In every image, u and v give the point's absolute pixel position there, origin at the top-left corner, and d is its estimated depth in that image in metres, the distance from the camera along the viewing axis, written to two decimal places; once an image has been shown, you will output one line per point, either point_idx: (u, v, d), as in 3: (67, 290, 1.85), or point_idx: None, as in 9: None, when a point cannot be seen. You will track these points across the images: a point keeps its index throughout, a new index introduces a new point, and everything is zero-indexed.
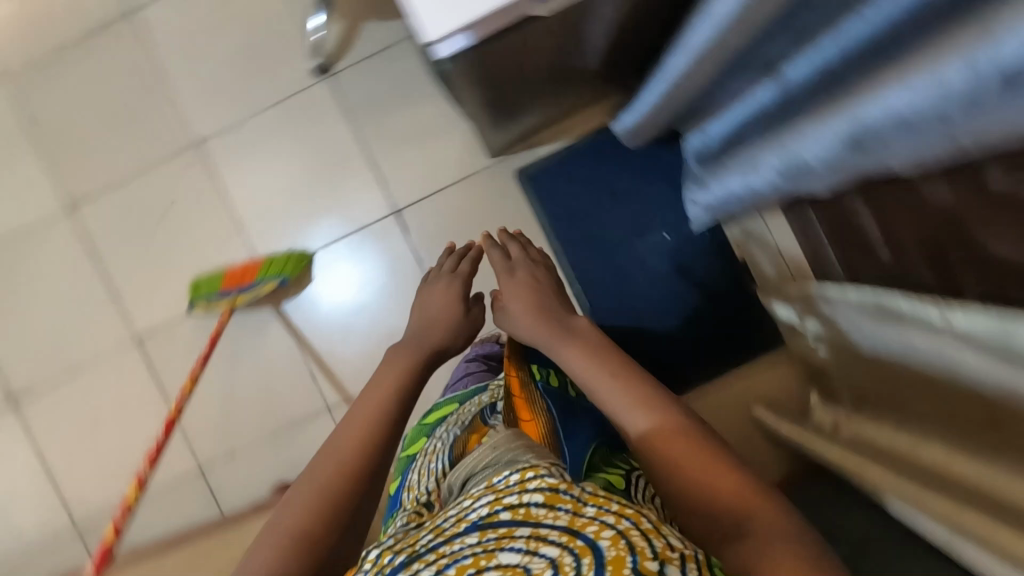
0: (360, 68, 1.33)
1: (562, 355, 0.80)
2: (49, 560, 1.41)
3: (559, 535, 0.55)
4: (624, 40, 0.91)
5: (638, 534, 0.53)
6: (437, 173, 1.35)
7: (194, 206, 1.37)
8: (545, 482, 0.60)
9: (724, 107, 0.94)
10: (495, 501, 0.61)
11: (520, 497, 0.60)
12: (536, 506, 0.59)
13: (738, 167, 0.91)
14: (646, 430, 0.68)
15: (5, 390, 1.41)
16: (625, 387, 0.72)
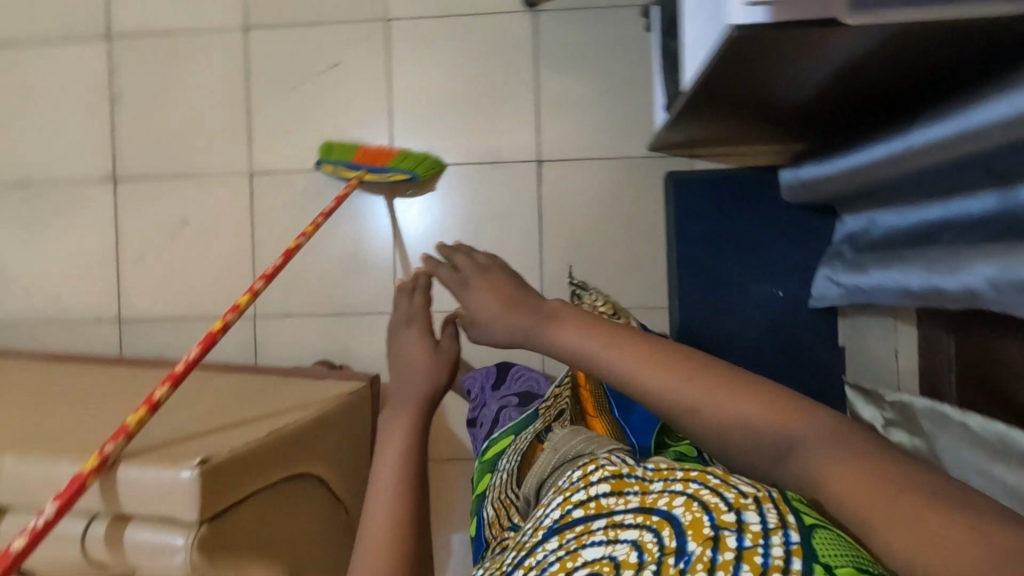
0: (568, 17, 1.33)
1: (551, 342, 0.72)
2: (77, 337, 1.42)
3: (634, 516, 0.55)
4: (857, 96, 0.88)
5: (708, 491, 0.53)
6: (593, 143, 1.34)
7: (356, 74, 1.37)
8: (609, 472, 0.62)
9: (921, 202, 0.90)
10: (565, 501, 0.62)
11: (587, 492, 0.61)
12: (604, 497, 0.59)
13: (924, 264, 0.88)
14: (676, 398, 0.61)
15: (111, 165, 1.42)
16: (629, 355, 0.65)
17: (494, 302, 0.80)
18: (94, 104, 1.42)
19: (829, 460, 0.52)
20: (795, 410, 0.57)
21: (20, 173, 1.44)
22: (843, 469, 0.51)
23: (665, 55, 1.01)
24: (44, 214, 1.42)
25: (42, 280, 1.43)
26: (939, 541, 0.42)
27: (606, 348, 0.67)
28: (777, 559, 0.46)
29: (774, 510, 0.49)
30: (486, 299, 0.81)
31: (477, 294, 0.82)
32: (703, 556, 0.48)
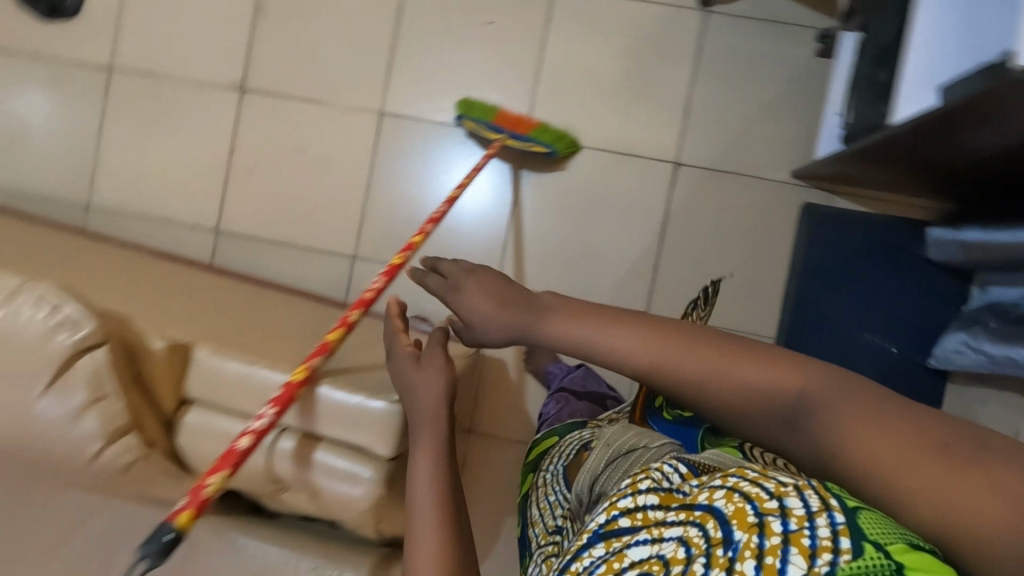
0: (740, 25, 1.28)
1: (551, 333, 0.68)
2: (175, 239, 1.40)
3: (676, 513, 0.52)
4: None
5: (748, 482, 0.50)
6: (736, 157, 1.30)
7: (510, 37, 1.33)
8: (656, 481, 0.56)
9: None
10: (609, 505, 0.57)
11: (633, 499, 0.55)
12: (652, 508, 0.54)
13: None
14: (688, 379, 0.60)
15: (242, 75, 1.39)
16: (626, 345, 0.63)
17: (488, 299, 0.74)
18: (237, 9, 1.39)
19: (839, 420, 0.51)
20: (796, 368, 0.56)
21: (149, 63, 1.41)
22: (862, 422, 0.49)
23: (863, 83, 0.99)
24: (167, 111, 1.41)
25: (151, 175, 1.41)
26: (973, 520, 0.42)
27: (599, 333, 0.65)
28: (825, 541, 0.43)
29: (815, 495, 0.46)
30: (478, 297, 0.75)
31: (470, 293, 0.76)
32: (751, 544, 0.46)
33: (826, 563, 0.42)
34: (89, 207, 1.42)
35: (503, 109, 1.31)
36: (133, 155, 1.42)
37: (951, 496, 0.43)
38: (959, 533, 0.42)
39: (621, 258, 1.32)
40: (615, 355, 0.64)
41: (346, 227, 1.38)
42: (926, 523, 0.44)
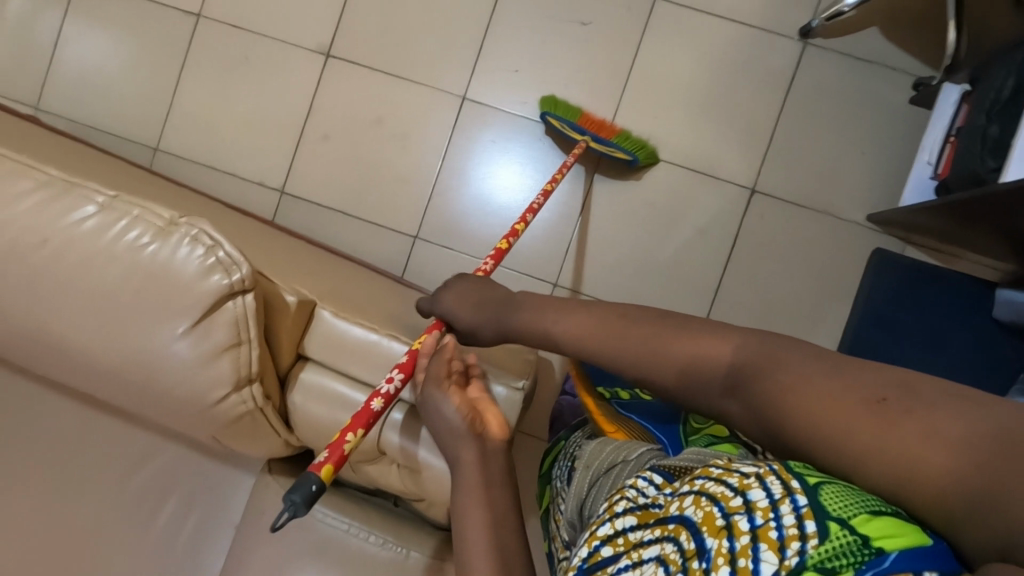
0: (836, 60, 1.28)
1: (511, 328, 0.75)
2: (239, 193, 1.40)
3: (652, 532, 0.51)
4: None
5: (712, 482, 0.49)
6: (811, 192, 1.29)
7: (605, 40, 1.32)
8: (630, 499, 0.55)
9: None
10: (589, 536, 0.54)
11: (612, 526, 0.53)
12: (632, 531, 0.52)
13: None
14: (661, 372, 0.61)
15: (330, 40, 1.38)
16: (569, 334, 0.69)
17: (459, 299, 0.81)
18: None
19: (781, 379, 0.52)
20: (732, 341, 0.57)
21: (237, 16, 1.41)
22: (800, 383, 0.51)
23: (972, 135, 0.97)
24: (249, 67, 1.40)
25: (223, 127, 1.41)
26: (923, 465, 0.43)
27: (542, 323, 0.72)
28: (791, 529, 0.44)
29: (777, 481, 0.46)
30: (454, 300, 0.81)
31: (444, 296, 0.83)
32: (722, 549, 0.45)
33: (796, 553, 0.43)
34: (157, 152, 1.42)
35: (590, 112, 1.31)
36: (208, 105, 1.41)
37: (894, 445, 0.45)
38: (921, 488, 0.43)
39: (682, 277, 1.31)
40: (569, 339, 0.69)
41: (412, 206, 1.37)
42: (893, 483, 0.45)
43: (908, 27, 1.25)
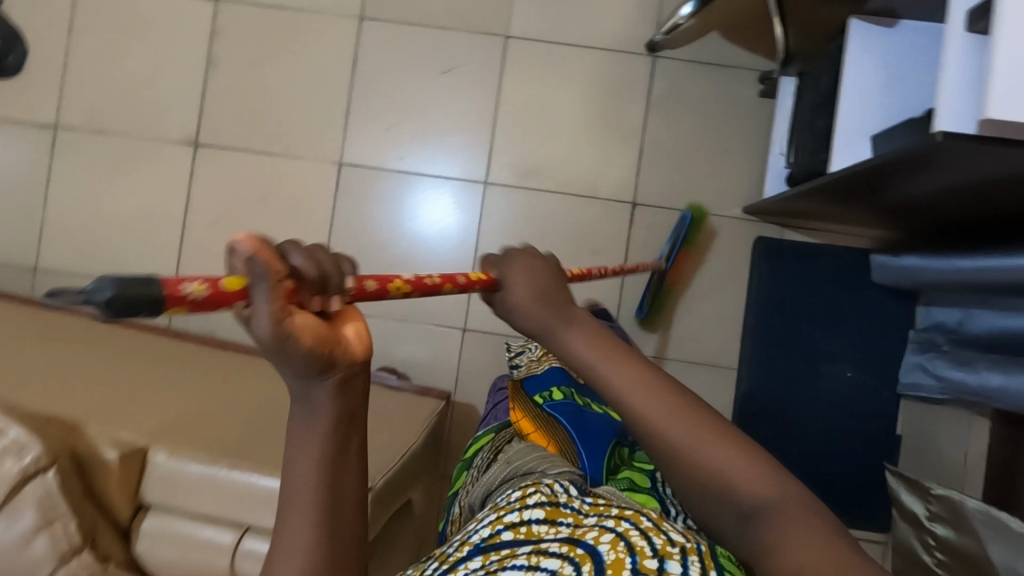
0: (685, 69, 1.34)
1: (568, 344, 0.62)
2: (129, 298, 1.37)
3: (559, 546, 0.57)
4: (947, 202, 0.96)
5: (638, 534, 0.56)
6: (688, 195, 1.34)
7: (467, 86, 1.35)
8: (544, 497, 0.65)
9: (998, 309, 1.03)
10: (497, 521, 0.64)
11: (521, 515, 0.63)
12: (536, 523, 0.62)
13: (1001, 366, 0.98)
14: (704, 467, 0.56)
15: (196, 129, 1.37)
16: (630, 382, 0.59)
17: (530, 284, 0.62)
18: (188, 64, 1.37)
19: (789, 527, 0.52)
20: (770, 473, 0.56)
21: (96, 120, 1.38)
22: (802, 539, 0.51)
23: (802, 129, 1.02)
24: (117, 169, 1.38)
25: (101, 235, 1.38)
26: None
27: (608, 360, 0.61)
28: None
29: (698, 563, 0.52)
30: (521, 284, 0.61)
31: (512, 270, 0.63)
32: None
33: None
34: (36, 271, 1.38)
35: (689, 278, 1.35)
36: (82, 215, 1.38)
37: None
38: None
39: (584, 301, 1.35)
40: (621, 389, 0.59)
41: None
42: None
43: (743, 27, 1.32)
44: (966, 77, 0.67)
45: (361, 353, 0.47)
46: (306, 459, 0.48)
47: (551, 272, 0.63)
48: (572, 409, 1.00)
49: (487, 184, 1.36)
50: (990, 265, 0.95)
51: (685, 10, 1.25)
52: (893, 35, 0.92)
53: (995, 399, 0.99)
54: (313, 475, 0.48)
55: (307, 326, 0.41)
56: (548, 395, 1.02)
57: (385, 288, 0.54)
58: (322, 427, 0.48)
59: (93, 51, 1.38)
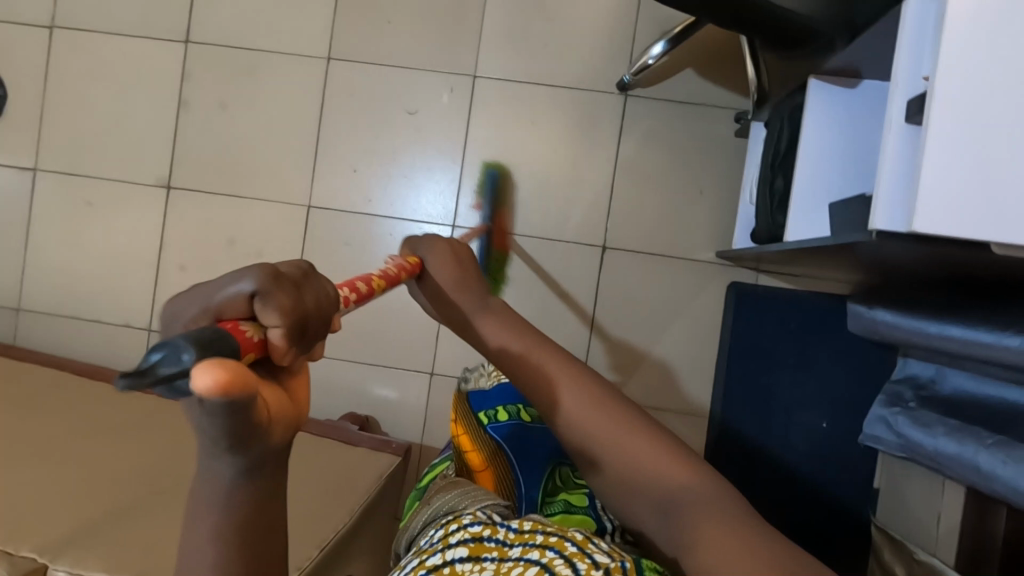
0: (656, 108, 1.30)
1: (485, 331, 0.69)
2: (106, 341, 1.40)
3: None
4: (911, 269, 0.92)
5: (561, 563, 0.53)
6: (659, 238, 1.31)
7: (436, 125, 1.33)
8: (469, 533, 0.60)
9: (968, 376, 0.98)
10: (420, 566, 0.57)
11: (445, 557, 0.57)
12: (460, 562, 0.56)
13: (954, 432, 0.93)
14: (606, 444, 0.60)
15: (167, 173, 1.38)
16: (552, 366, 0.65)
17: (460, 276, 0.73)
18: (158, 107, 1.38)
19: (700, 518, 0.53)
20: (687, 465, 0.58)
21: (70, 164, 1.40)
22: (715, 533, 0.51)
23: (762, 189, 0.98)
24: (91, 213, 1.40)
25: (77, 278, 1.40)
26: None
27: (526, 345, 0.67)
28: None
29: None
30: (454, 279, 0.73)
31: (430, 257, 0.75)
32: None
33: None
34: (18, 314, 1.42)
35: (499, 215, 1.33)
36: (59, 259, 1.41)
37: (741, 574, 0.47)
38: None
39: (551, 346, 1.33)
40: (547, 370, 0.65)
41: None
42: None
43: (715, 65, 1.28)
44: (901, 171, 0.63)
45: (306, 411, 0.46)
46: (214, 519, 0.45)
47: (469, 260, 0.76)
48: (516, 432, 0.93)
49: (455, 228, 1.34)
50: (953, 334, 0.92)
51: (655, 50, 1.20)
52: (856, 94, 0.88)
53: (948, 466, 0.94)
54: (220, 537, 0.45)
55: (279, 404, 0.43)
56: (494, 413, 0.97)
57: (370, 288, 0.62)
58: (235, 488, 0.44)
59: (69, 94, 1.40)
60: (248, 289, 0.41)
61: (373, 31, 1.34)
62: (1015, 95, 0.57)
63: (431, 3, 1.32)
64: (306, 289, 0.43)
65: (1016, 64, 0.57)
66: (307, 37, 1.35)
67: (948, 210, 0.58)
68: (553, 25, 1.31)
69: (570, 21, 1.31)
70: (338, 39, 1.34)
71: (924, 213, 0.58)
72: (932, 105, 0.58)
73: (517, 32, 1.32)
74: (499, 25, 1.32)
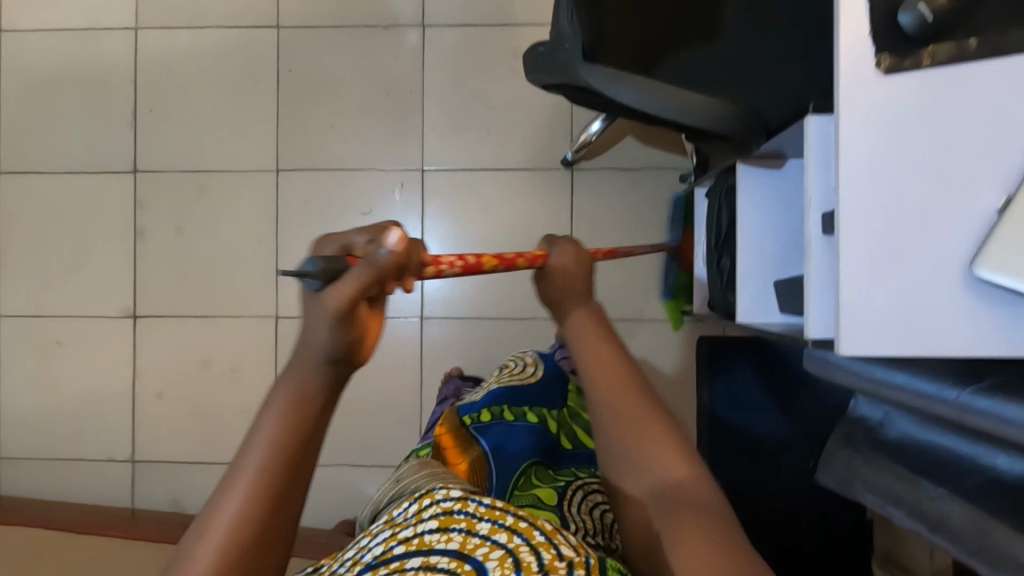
0: (604, 178, 1.33)
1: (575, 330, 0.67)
2: (93, 478, 1.39)
3: (448, 562, 0.54)
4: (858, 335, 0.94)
5: (526, 550, 0.54)
6: (625, 302, 1.33)
7: (392, 221, 1.35)
8: (440, 506, 0.59)
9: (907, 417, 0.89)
10: (390, 536, 0.58)
11: (415, 529, 0.58)
12: (429, 533, 0.57)
13: (902, 483, 0.86)
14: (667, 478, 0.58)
15: (133, 304, 1.38)
16: (600, 339, 0.66)
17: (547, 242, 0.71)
18: (115, 239, 1.39)
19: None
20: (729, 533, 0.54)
21: (34, 307, 1.40)
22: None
23: (712, 269, 1.02)
24: (61, 353, 1.39)
25: (57, 420, 1.40)
26: None
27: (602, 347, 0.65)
28: None
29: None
30: (568, 268, 0.67)
31: (555, 250, 0.69)
32: None
33: None
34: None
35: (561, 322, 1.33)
36: (33, 401, 1.40)
37: None
38: None
39: None
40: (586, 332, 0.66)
41: None
42: None
43: (653, 130, 1.32)
44: (824, 282, 0.66)
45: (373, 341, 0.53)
46: (287, 394, 0.52)
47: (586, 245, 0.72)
48: (497, 427, 0.96)
49: (424, 318, 1.36)
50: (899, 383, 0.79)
51: (594, 127, 1.23)
52: (783, 174, 0.91)
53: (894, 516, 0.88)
54: (280, 423, 0.51)
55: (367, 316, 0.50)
56: (478, 415, 1.00)
57: (479, 262, 0.63)
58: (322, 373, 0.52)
59: (25, 236, 1.40)
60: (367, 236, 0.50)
61: (317, 138, 1.36)
62: (911, 203, 0.59)
63: (370, 104, 1.35)
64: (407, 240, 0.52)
65: (915, 179, 0.59)
66: (254, 153, 1.36)
67: (867, 326, 0.60)
68: (493, 111, 1.34)
69: (509, 106, 1.34)
70: (285, 151, 1.36)
71: (849, 333, 0.60)
72: (840, 226, 0.60)
73: (460, 121, 1.34)
74: (439, 117, 1.34)
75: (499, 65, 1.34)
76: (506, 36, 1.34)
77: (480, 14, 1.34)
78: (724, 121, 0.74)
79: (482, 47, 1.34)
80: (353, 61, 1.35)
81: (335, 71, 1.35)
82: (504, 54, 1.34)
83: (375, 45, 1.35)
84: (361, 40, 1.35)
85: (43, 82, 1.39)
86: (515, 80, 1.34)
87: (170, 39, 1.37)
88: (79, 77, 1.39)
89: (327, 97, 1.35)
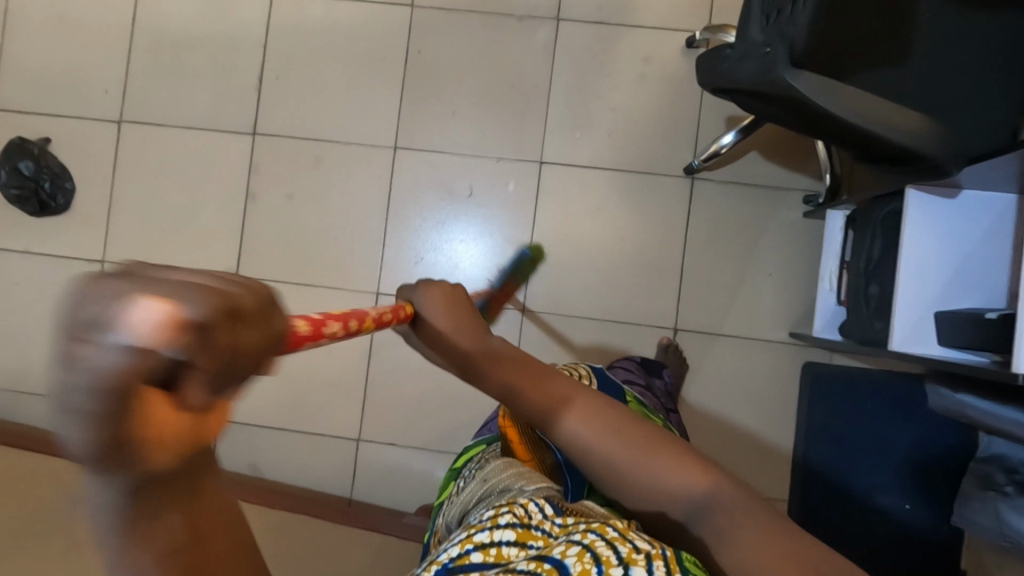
0: (723, 191, 1.31)
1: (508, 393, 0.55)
2: None
3: (527, 563, 0.44)
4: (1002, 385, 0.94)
5: (604, 544, 0.46)
6: (730, 318, 1.31)
7: (504, 208, 1.34)
8: (516, 514, 0.50)
9: None
10: (466, 538, 0.48)
11: (491, 534, 0.48)
12: (507, 546, 0.47)
13: None
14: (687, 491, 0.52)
15: (235, 266, 1.39)
16: (570, 399, 0.55)
17: (455, 326, 0.56)
18: (227, 200, 1.39)
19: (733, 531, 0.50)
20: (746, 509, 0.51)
21: (138, 256, 1.41)
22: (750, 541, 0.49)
23: (858, 297, 1.00)
24: None
25: None
26: None
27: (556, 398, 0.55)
28: None
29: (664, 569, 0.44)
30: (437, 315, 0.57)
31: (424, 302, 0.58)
32: None
33: None
34: None
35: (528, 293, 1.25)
36: None
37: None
38: None
39: None
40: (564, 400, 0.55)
41: (352, 414, 1.37)
42: None
43: (779, 147, 1.30)
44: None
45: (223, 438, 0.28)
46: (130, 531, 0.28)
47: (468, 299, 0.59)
48: None
49: (525, 312, 1.34)
50: None
51: (727, 139, 1.21)
52: (956, 205, 0.88)
53: None
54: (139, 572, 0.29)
55: (165, 430, 0.25)
56: None
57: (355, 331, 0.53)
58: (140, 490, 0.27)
59: (137, 187, 1.42)
60: (188, 315, 0.25)
61: (439, 119, 1.35)
62: None
63: (495, 92, 1.34)
64: (242, 325, 0.27)
65: None
66: (374, 129, 1.37)
67: None
68: (618, 111, 1.33)
69: (634, 108, 1.33)
70: (404, 129, 1.36)
71: None
72: None
73: (583, 118, 1.33)
74: (562, 112, 1.34)
75: (629, 67, 1.33)
76: (639, 39, 1.33)
77: (614, 14, 1.33)
78: (914, 133, 0.71)
79: (615, 47, 1.33)
80: (482, 49, 1.35)
81: (465, 56, 1.35)
82: (635, 56, 1.33)
83: (506, 33, 1.34)
84: (492, 27, 1.34)
85: (171, 39, 1.41)
86: (645, 83, 1.33)
87: (304, 8, 1.38)
88: (208, 39, 1.40)
89: (454, 80, 1.35)
